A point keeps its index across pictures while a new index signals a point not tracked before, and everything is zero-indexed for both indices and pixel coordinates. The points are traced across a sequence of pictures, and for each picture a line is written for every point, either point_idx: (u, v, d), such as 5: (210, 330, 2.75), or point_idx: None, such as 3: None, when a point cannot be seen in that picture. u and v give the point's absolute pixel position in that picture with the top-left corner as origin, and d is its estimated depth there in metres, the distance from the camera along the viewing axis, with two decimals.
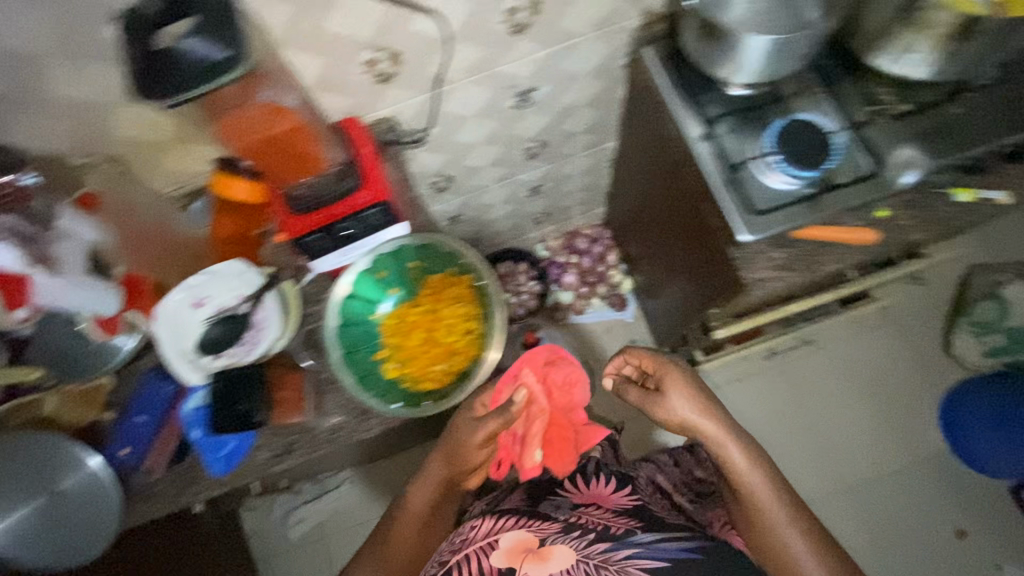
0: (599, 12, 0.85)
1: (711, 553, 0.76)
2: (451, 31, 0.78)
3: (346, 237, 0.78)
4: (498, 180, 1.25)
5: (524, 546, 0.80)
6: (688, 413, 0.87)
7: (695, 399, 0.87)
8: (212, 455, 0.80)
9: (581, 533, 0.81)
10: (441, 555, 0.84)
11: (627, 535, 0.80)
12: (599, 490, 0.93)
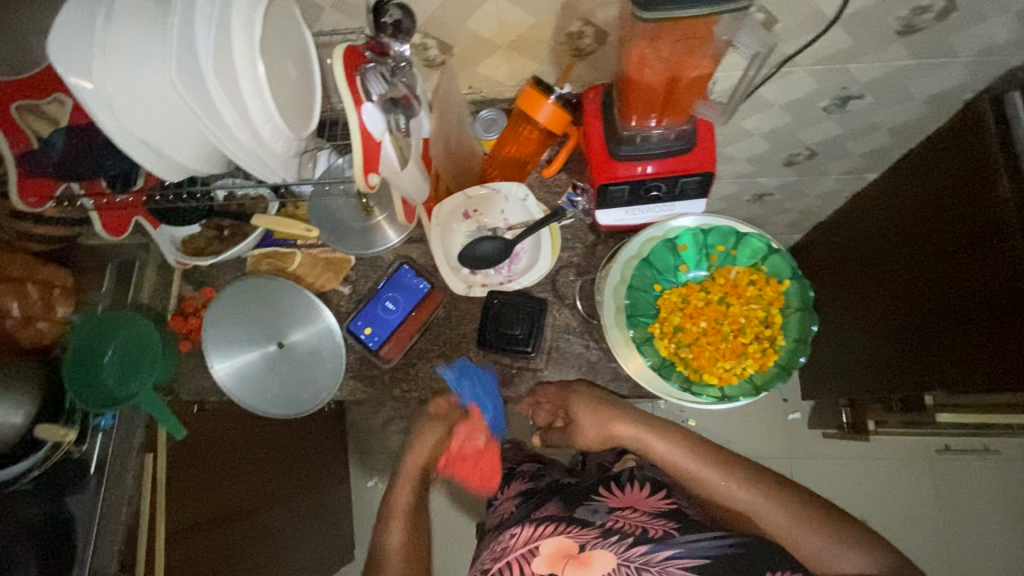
0: (996, 37, 0.75)
1: (748, 546, 0.66)
2: (843, 14, 0.70)
3: (653, 197, 0.74)
4: (736, 176, 1.16)
5: (564, 553, 0.67)
6: (663, 448, 0.78)
7: (650, 426, 0.79)
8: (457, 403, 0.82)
9: (620, 537, 0.68)
10: (482, 565, 0.72)
11: (665, 537, 0.68)
12: (634, 494, 0.78)
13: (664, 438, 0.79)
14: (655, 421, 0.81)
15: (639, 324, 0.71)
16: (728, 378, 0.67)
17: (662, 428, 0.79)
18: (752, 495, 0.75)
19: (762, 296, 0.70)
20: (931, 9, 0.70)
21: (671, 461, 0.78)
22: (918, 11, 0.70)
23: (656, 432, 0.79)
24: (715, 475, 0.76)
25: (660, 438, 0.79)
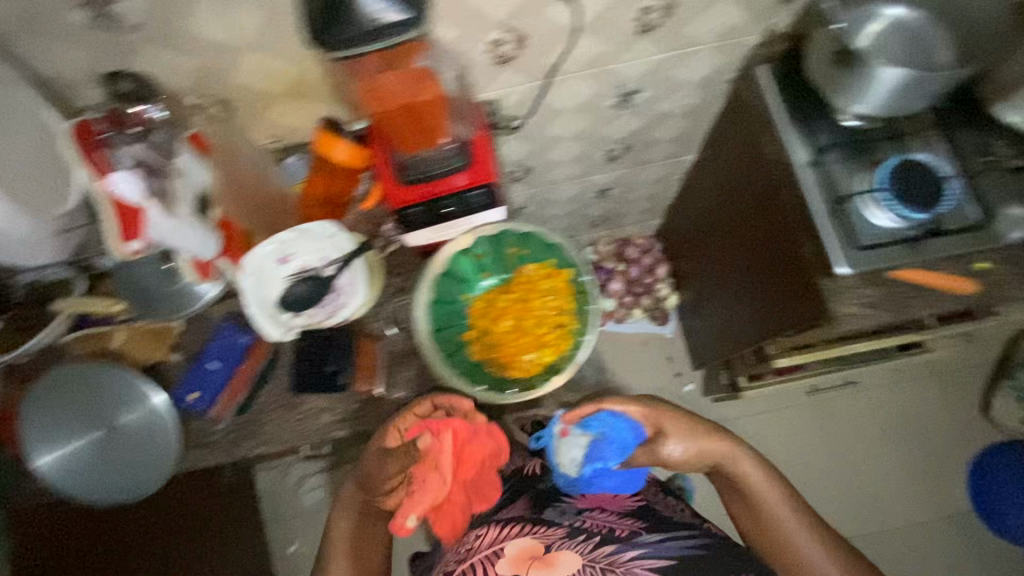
0: (724, 25, 0.84)
1: (711, 551, 0.80)
2: (579, 23, 0.77)
3: (446, 215, 0.77)
4: (572, 178, 1.25)
5: (531, 554, 0.77)
6: (680, 448, 0.93)
7: (756, 466, 0.95)
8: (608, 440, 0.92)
9: (587, 537, 0.80)
10: (448, 566, 0.81)
11: (632, 537, 0.81)
12: (599, 495, 0.92)
13: (760, 473, 0.94)
14: (769, 467, 0.96)
15: (451, 334, 0.80)
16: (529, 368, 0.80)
17: (756, 463, 0.95)
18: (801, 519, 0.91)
19: (555, 290, 0.83)
20: (654, 10, 0.78)
21: (756, 495, 0.93)
22: (644, 12, 0.78)
23: (721, 453, 0.94)
24: (789, 506, 0.92)
25: (764, 475, 0.94)
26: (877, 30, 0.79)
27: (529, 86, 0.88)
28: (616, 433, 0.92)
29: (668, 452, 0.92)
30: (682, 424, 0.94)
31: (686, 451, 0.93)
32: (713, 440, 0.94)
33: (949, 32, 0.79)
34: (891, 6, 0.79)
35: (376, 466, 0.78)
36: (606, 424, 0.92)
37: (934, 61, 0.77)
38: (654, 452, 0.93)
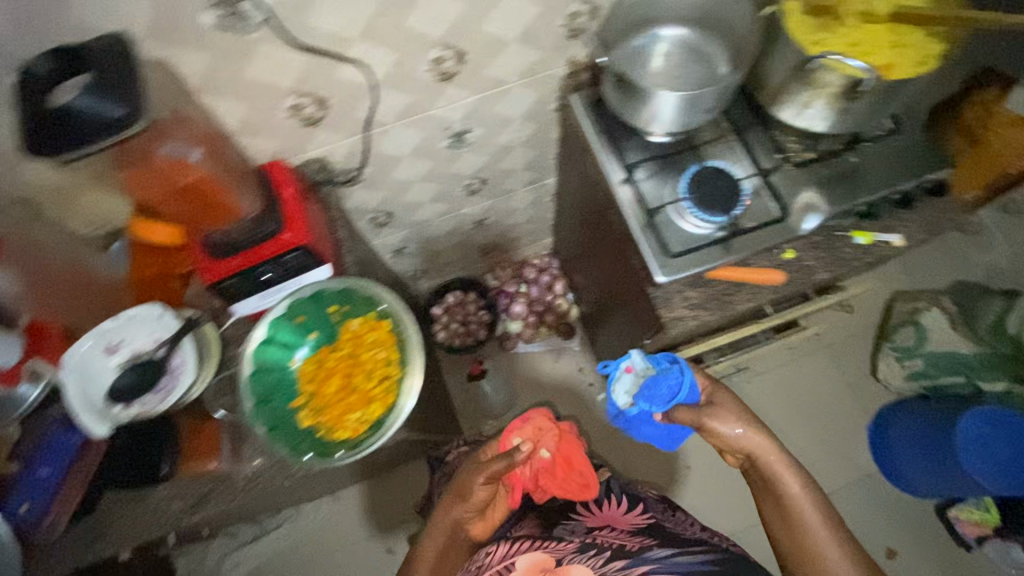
0: (525, 62, 0.89)
1: (728, 564, 0.75)
2: (375, 78, 0.80)
3: (267, 280, 0.78)
4: (442, 214, 1.28)
5: (542, 566, 0.79)
6: (728, 430, 0.82)
7: (789, 474, 0.79)
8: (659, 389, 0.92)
9: (597, 551, 0.80)
10: None
11: (642, 551, 0.79)
12: (610, 513, 0.94)
13: (791, 485, 0.79)
14: (807, 481, 0.79)
15: (276, 409, 0.72)
16: (353, 429, 0.71)
17: (791, 470, 0.80)
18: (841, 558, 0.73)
19: (380, 342, 0.74)
20: (448, 59, 0.82)
21: (788, 507, 0.78)
22: (439, 61, 0.81)
23: (766, 448, 0.81)
24: (824, 531, 0.75)
25: (801, 485, 0.79)
26: (663, 51, 0.87)
27: (352, 139, 0.90)
28: (671, 381, 0.91)
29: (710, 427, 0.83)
30: (732, 404, 0.85)
31: (727, 436, 0.82)
32: (749, 427, 0.82)
33: (722, 44, 0.86)
34: (670, 27, 0.87)
35: (471, 475, 0.86)
36: (666, 370, 0.92)
37: (716, 72, 0.85)
38: (699, 422, 0.84)
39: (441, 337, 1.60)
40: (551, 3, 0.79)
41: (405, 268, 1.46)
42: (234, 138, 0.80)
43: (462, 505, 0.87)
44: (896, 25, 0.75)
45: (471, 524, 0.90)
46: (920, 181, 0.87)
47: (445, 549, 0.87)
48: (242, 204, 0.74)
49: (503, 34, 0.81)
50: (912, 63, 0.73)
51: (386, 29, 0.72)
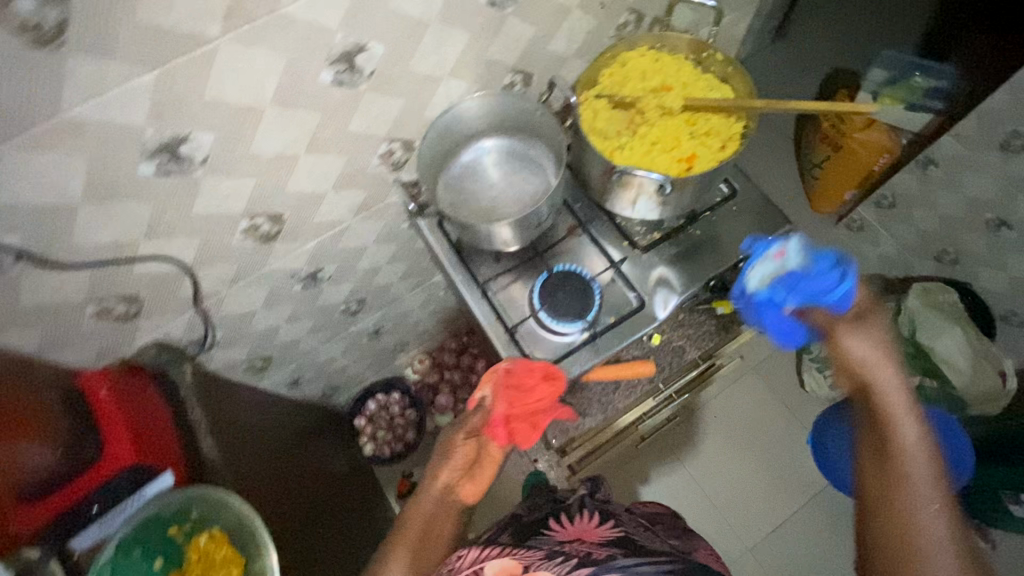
0: (354, 201, 0.85)
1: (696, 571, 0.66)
2: (185, 262, 0.74)
3: (101, 509, 0.70)
4: (330, 339, 1.21)
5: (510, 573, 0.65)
6: (857, 348, 0.63)
7: (919, 438, 0.57)
8: (802, 281, 0.68)
9: (564, 557, 0.67)
10: None
11: (609, 560, 0.67)
12: (583, 527, 0.80)
13: (916, 445, 0.57)
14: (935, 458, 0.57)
15: None
16: None
17: (919, 429, 0.58)
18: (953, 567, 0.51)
19: (228, 560, 0.68)
20: (262, 223, 0.77)
21: (890, 468, 0.57)
22: (253, 228, 0.77)
23: (896, 392, 0.60)
24: (936, 524, 0.53)
25: (919, 436, 0.57)
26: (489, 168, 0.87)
27: (186, 315, 0.84)
28: (821, 272, 0.67)
29: (840, 339, 0.64)
30: (870, 329, 0.64)
31: (858, 356, 0.63)
32: (876, 352, 0.62)
33: (545, 149, 0.88)
34: (493, 139, 0.88)
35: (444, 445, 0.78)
36: (823, 255, 0.68)
37: (543, 183, 0.87)
38: (831, 325, 0.65)
39: (368, 451, 1.51)
40: (359, 150, 0.76)
41: (311, 393, 1.38)
42: (39, 359, 0.73)
43: (448, 466, 0.75)
44: (692, 115, 0.76)
45: (458, 485, 0.75)
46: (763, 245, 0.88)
47: (428, 526, 0.71)
48: (29, 449, 0.66)
49: (317, 186, 0.77)
50: (713, 149, 0.74)
51: (176, 221, 0.68)
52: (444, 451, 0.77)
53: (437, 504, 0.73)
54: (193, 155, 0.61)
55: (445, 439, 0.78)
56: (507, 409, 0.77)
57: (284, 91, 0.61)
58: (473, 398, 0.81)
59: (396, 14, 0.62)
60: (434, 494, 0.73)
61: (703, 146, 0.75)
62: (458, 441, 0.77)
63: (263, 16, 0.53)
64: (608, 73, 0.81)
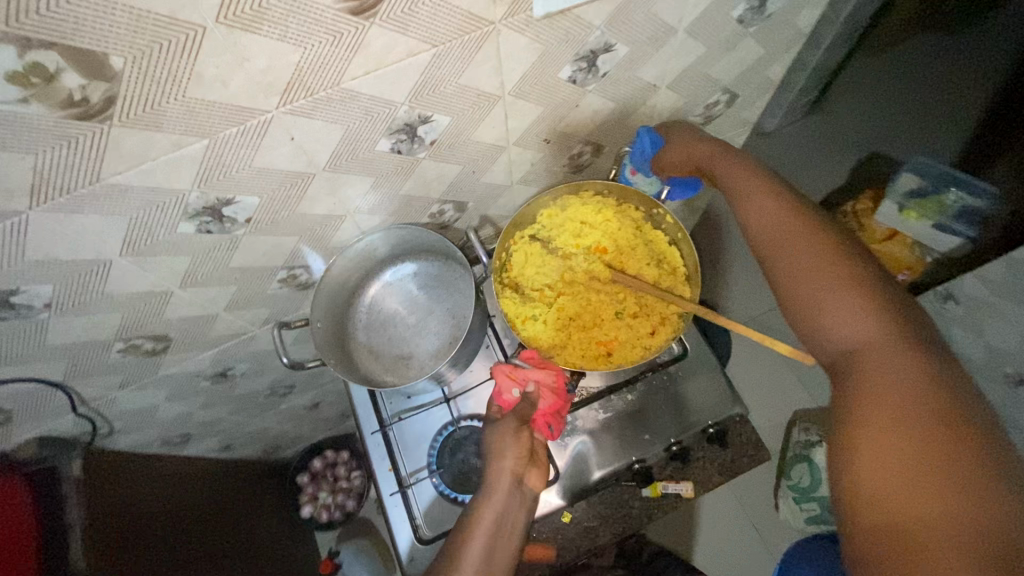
0: (257, 316, 0.78)
1: None
2: (53, 378, 0.69)
3: None
4: (259, 415, 1.15)
5: None
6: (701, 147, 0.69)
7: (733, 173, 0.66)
8: (639, 156, 0.74)
9: None
10: None
11: None
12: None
13: (755, 199, 0.63)
14: (781, 204, 0.61)
15: None
16: None
17: (762, 194, 0.63)
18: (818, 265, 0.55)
19: None
20: (143, 342, 0.71)
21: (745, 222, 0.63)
22: (132, 346, 0.71)
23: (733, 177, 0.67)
24: (799, 254, 0.57)
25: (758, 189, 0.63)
26: (391, 308, 0.80)
27: (71, 416, 0.79)
28: (637, 150, 0.74)
29: (686, 165, 0.71)
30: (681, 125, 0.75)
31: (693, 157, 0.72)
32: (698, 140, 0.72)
33: (468, 280, 0.78)
34: (414, 265, 0.80)
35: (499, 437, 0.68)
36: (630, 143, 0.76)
37: (464, 316, 0.77)
38: (682, 168, 0.72)
39: (305, 513, 1.44)
40: (251, 279, 0.69)
41: (248, 453, 1.33)
42: None
43: (513, 452, 0.67)
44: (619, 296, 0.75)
45: (526, 475, 0.68)
46: (704, 428, 0.77)
47: (497, 526, 0.63)
48: None
49: (205, 310, 0.71)
50: (636, 335, 0.73)
51: (30, 351, 0.62)
52: (499, 439, 0.68)
53: (505, 502, 0.65)
54: (31, 302, 0.55)
55: (495, 430, 0.69)
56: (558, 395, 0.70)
57: (134, 243, 0.54)
58: (506, 399, 0.69)
59: (266, 170, 0.54)
60: (505, 490, 0.65)
61: (625, 328, 0.73)
62: (514, 428, 0.68)
63: (84, 187, 0.46)
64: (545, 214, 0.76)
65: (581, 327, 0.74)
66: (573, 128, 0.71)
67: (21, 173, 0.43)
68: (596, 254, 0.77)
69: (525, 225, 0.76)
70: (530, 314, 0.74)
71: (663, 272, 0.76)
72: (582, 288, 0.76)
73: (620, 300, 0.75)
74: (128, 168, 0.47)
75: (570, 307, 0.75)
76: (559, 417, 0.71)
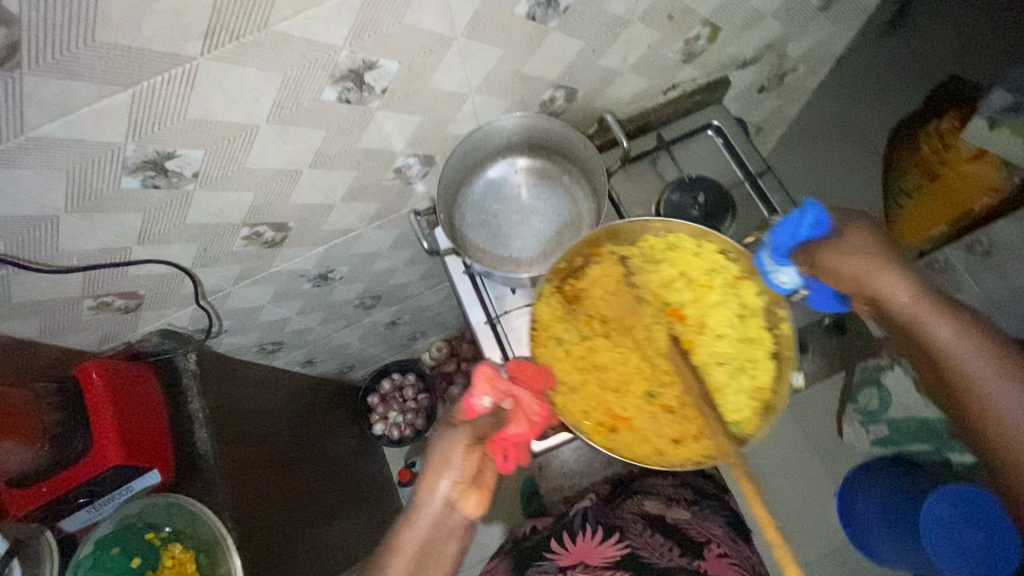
0: (367, 211, 0.79)
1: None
2: (184, 264, 0.71)
3: (88, 499, 0.72)
4: (343, 327, 1.18)
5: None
6: (904, 295, 0.51)
7: (997, 359, 0.47)
8: (787, 236, 0.60)
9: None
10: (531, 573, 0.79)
11: None
12: (584, 545, 0.78)
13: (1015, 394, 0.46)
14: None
15: None
16: None
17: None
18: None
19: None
20: (265, 231, 0.72)
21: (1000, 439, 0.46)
22: (256, 234, 0.72)
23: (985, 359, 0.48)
24: None
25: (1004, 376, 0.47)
26: (519, 184, 0.79)
27: (191, 308, 0.82)
28: (788, 226, 0.60)
29: (854, 284, 0.53)
30: (865, 248, 0.53)
31: (899, 307, 0.51)
32: (913, 295, 0.51)
33: (580, 177, 0.79)
34: (521, 160, 0.79)
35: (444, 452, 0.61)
36: (784, 215, 0.60)
37: (577, 215, 0.78)
38: (846, 280, 0.54)
39: (376, 429, 1.49)
40: (371, 165, 0.70)
41: (325, 370, 1.38)
42: (43, 344, 0.73)
43: (458, 470, 0.60)
44: (660, 375, 0.72)
45: (461, 498, 0.60)
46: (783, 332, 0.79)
47: (426, 547, 0.59)
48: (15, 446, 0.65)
49: (324, 198, 0.71)
50: (658, 430, 0.70)
51: (171, 229, 0.64)
52: (445, 451, 0.61)
53: (435, 525, 0.60)
54: (182, 170, 0.56)
55: (441, 438, 0.62)
56: (531, 427, 0.64)
57: (283, 108, 0.55)
58: (473, 405, 0.64)
59: (414, 30, 0.53)
60: (435, 512, 0.59)
61: (648, 416, 0.71)
62: (462, 444, 0.61)
63: (252, 33, 0.46)
64: (648, 244, 0.74)
65: (602, 385, 0.73)
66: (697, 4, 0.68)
67: (202, 7, 0.42)
68: (669, 320, 0.73)
69: (623, 242, 0.74)
70: (560, 334, 0.74)
71: (735, 384, 0.70)
72: (629, 349, 0.74)
73: (660, 382, 0.72)
74: (296, 12, 0.46)
75: (603, 358, 0.74)
76: (518, 449, 0.64)
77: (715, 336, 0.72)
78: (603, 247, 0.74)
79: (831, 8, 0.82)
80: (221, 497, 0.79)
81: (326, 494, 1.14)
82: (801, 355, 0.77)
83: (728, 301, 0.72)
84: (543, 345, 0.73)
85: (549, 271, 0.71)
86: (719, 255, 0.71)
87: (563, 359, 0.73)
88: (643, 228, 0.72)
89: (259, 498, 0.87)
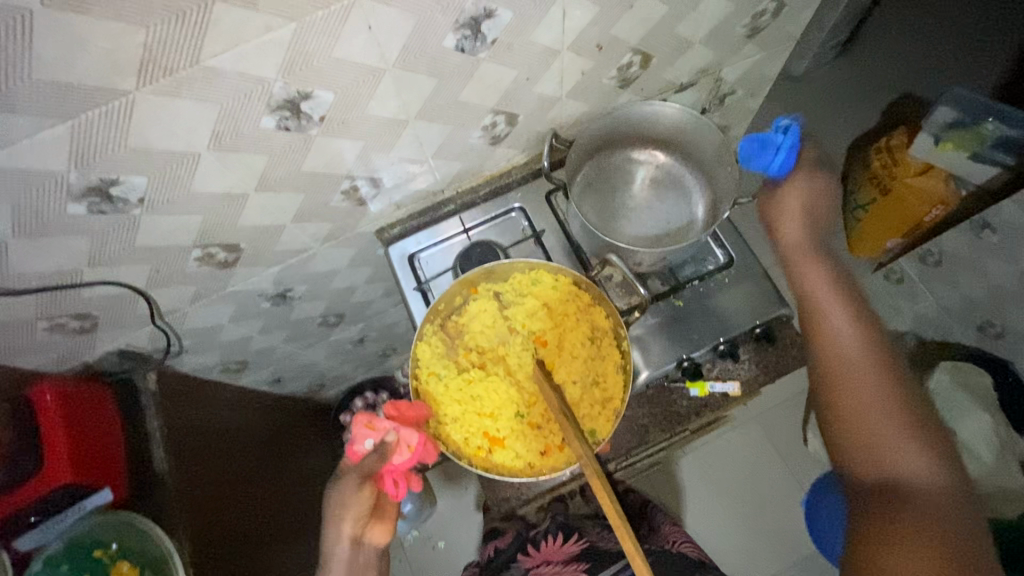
0: (319, 231, 0.82)
1: None
2: (137, 285, 0.74)
3: (39, 518, 0.74)
4: (309, 345, 1.20)
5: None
6: (792, 236, 0.77)
7: (833, 288, 0.72)
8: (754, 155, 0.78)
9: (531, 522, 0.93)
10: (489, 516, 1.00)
11: None
12: (549, 548, 0.84)
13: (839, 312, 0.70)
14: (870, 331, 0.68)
15: None
16: None
17: (868, 333, 0.67)
18: (888, 401, 0.62)
19: None
20: (217, 252, 0.75)
21: (822, 331, 0.69)
22: (208, 255, 0.75)
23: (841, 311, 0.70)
24: (874, 375, 0.64)
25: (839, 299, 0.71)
26: (648, 174, 0.87)
27: (148, 328, 0.84)
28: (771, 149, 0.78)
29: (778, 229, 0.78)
30: (793, 205, 0.78)
31: (790, 242, 0.77)
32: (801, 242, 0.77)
33: (697, 179, 0.86)
34: (648, 155, 0.87)
35: (338, 500, 0.64)
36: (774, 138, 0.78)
37: (688, 209, 0.85)
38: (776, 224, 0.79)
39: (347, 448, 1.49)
40: (319, 187, 0.73)
41: (295, 389, 1.39)
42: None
43: (352, 512, 0.63)
44: (529, 395, 0.72)
45: (366, 530, 0.65)
46: (715, 346, 0.78)
47: None
48: None
49: (273, 220, 0.74)
50: (527, 446, 0.69)
51: (119, 252, 0.66)
52: (342, 498, 0.64)
53: (349, 562, 0.64)
54: (127, 196, 0.59)
55: (337, 489, 0.65)
56: (415, 452, 0.63)
57: (222, 136, 0.58)
58: (356, 450, 0.63)
59: (343, 63, 0.57)
60: (344, 555, 0.63)
61: (518, 435, 0.70)
62: (356, 487, 0.64)
63: (184, 69, 0.49)
64: (514, 280, 0.76)
65: (478, 412, 0.71)
66: (624, 34, 0.73)
67: (135, 48, 0.46)
68: (535, 346, 0.75)
69: (493, 280, 0.77)
70: (439, 370, 0.74)
71: (589, 399, 0.72)
72: (501, 376, 0.73)
73: (528, 402, 0.72)
74: (224, 50, 0.49)
75: (480, 384, 0.73)
76: (410, 477, 0.63)
77: (571, 357, 0.74)
78: (478, 285, 0.76)
79: (758, 35, 0.87)
80: (178, 517, 0.79)
81: (291, 512, 1.14)
82: (733, 364, 0.80)
83: (582, 325, 0.75)
84: (425, 382, 0.73)
85: (428, 311, 0.72)
86: (572, 287, 0.75)
87: (442, 392, 0.73)
88: (508, 265, 0.75)
89: (216, 523, 0.86)
